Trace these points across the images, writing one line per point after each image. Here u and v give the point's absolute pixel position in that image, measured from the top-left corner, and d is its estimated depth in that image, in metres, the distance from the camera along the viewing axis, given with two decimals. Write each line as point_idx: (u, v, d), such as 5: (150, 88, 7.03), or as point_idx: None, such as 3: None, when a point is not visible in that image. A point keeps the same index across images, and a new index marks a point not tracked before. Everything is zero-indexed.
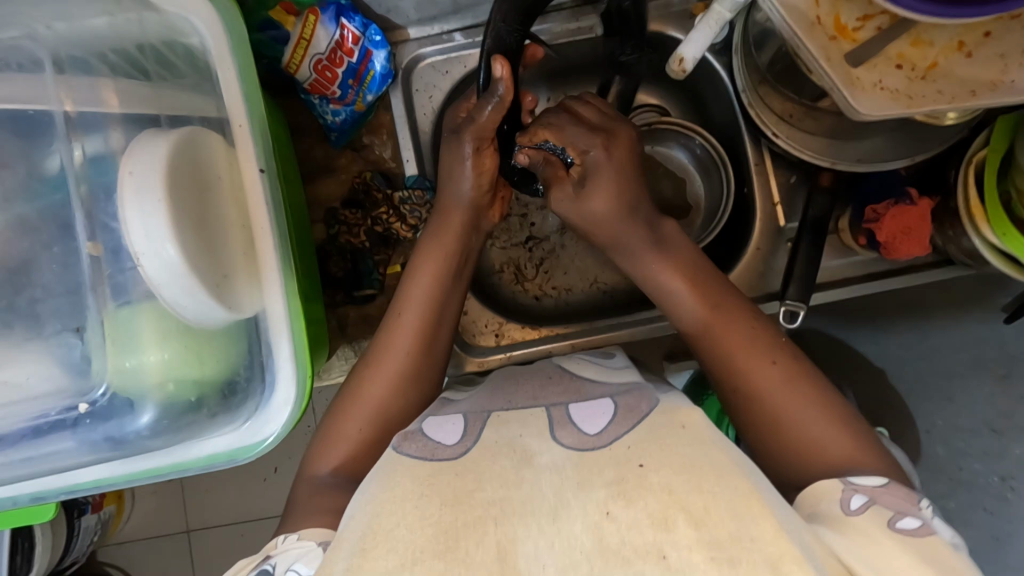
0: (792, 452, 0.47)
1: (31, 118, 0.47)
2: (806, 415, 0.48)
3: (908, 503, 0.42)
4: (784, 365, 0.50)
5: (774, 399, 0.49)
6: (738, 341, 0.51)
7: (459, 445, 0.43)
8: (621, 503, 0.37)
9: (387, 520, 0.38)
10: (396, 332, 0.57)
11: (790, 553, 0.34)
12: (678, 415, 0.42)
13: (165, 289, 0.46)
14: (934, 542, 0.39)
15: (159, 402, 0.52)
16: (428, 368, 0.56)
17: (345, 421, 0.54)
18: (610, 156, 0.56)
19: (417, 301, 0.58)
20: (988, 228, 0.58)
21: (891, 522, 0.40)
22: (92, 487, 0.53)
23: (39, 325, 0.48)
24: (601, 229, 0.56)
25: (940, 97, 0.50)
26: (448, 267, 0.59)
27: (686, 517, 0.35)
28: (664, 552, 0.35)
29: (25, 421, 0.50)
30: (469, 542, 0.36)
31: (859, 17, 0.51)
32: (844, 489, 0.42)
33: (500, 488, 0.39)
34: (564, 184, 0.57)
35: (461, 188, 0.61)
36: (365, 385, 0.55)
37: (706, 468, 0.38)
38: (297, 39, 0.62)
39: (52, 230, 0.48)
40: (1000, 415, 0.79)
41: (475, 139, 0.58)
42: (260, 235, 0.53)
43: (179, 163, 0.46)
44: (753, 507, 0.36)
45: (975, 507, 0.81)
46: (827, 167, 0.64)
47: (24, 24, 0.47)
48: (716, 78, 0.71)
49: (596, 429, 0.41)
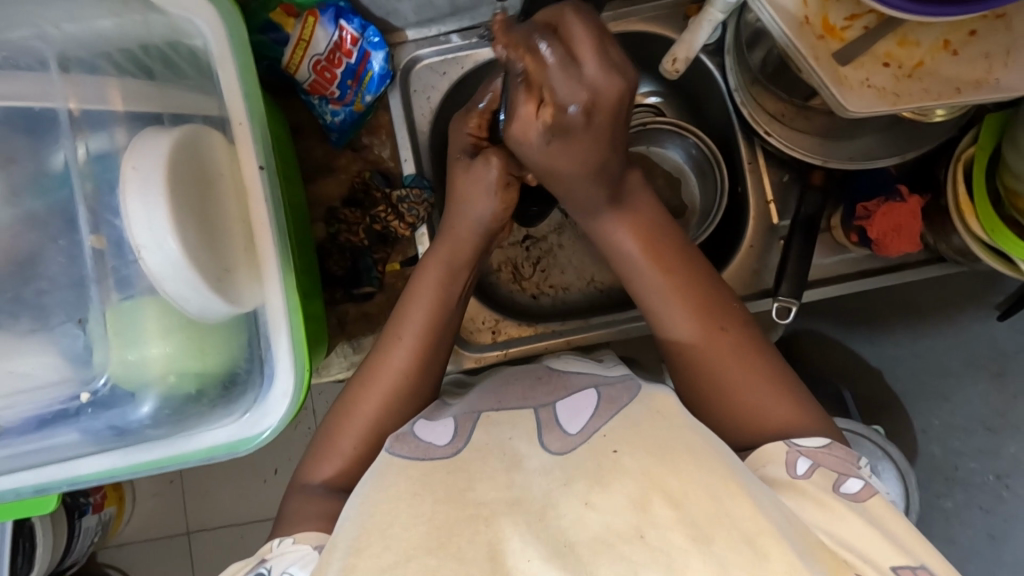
0: (731, 420, 0.51)
1: (37, 115, 0.48)
2: (747, 382, 0.51)
3: (848, 463, 0.46)
4: (728, 335, 0.52)
5: (717, 368, 0.51)
6: (689, 313, 0.53)
7: (450, 446, 0.44)
8: (599, 492, 0.39)
9: (382, 521, 0.39)
10: (394, 351, 0.55)
11: (766, 531, 0.37)
12: (653, 401, 0.44)
13: (167, 282, 0.47)
14: (874, 502, 0.43)
15: (159, 394, 0.53)
16: (422, 385, 0.55)
17: (340, 434, 0.54)
18: (590, 124, 0.44)
19: (421, 323, 0.56)
20: (978, 225, 0.59)
21: (834, 485, 0.44)
22: (93, 479, 0.54)
23: (46, 316, 0.49)
24: (557, 177, 0.50)
25: (926, 95, 0.51)
26: (454, 281, 0.58)
27: (664, 499, 0.38)
28: (643, 532, 0.37)
29: (30, 412, 0.51)
30: (461, 538, 0.38)
31: (847, 17, 0.52)
32: (789, 452, 0.46)
33: (491, 489, 0.40)
34: (529, 120, 0.45)
35: (479, 210, 0.58)
36: (358, 399, 0.54)
37: (680, 451, 0.40)
38: (297, 40, 0.64)
39: (58, 223, 0.49)
40: (996, 414, 0.79)
41: (504, 170, 0.56)
42: (261, 231, 0.54)
43: (181, 159, 0.47)
44: (731, 490, 0.38)
45: (970, 506, 0.80)
46: (819, 165, 0.65)
47: (33, 24, 0.48)
48: (709, 79, 0.72)
49: (578, 426, 0.43)
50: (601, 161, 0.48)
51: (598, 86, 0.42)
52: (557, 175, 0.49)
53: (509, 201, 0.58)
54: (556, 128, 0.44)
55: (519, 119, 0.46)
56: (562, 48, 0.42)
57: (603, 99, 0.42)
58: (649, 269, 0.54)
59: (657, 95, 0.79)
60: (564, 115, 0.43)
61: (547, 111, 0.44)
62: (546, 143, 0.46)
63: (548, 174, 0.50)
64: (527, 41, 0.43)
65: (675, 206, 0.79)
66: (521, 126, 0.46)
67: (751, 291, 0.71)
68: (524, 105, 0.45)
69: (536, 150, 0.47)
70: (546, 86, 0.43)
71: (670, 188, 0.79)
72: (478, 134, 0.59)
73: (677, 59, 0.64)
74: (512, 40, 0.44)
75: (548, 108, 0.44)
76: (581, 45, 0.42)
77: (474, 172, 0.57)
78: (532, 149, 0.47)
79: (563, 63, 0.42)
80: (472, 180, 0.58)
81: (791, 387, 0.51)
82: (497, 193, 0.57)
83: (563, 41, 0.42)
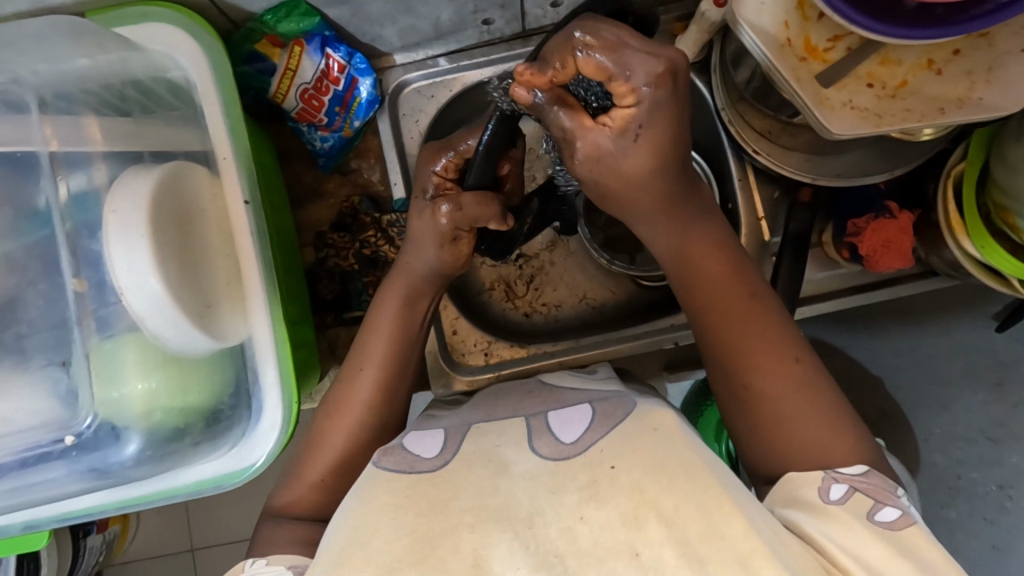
0: (782, 454, 0.47)
1: (19, 160, 0.48)
2: (805, 416, 0.47)
3: (887, 492, 0.43)
4: (791, 368, 0.48)
5: (775, 405, 0.48)
6: (755, 341, 0.49)
7: (437, 458, 0.44)
8: (593, 505, 0.38)
9: (365, 534, 0.39)
10: (355, 384, 0.55)
11: (759, 549, 0.36)
12: (652, 417, 0.43)
13: (149, 320, 0.47)
14: (911, 532, 0.41)
15: (143, 431, 0.53)
16: (389, 414, 0.56)
17: (307, 464, 0.54)
18: (672, 92, 0.42)
19: (377, 357, 0.56)
20: (967, 241, 0.59)
21: (868, 514, 0.41)
22: (84, 514, 0.56)
23: (26, 359, 0.49)
24: (626, 188, 0.46)
25: (909, 116, 0.51)
26: (413, 311, 0.57)
27: (657, 516, 0.37)
28: (637, 550, 0.36)
29: (14, 454, 0.50)
30: (444, 551, 0.38)
31: (829, 37, 0.52)
32: (824, 478, 0.44)
33: (476, 493, 0.40)
34: (597, 131, 0.44)
35: (425, 257, 0.55)
36: (325, 433, 0.55)
37: (675, 467, 0.39)
38: (283, 69, 0.64)
39: (37, 267, 0.49)
40: (995, 423, 0.77)
41: (460, 228, 0.53)
42: (246, 264, 0.55)
43: (163, 199, 0.48)
44: (722, 508, 0.37)
45: (974, 516, 0.77)
46: (808, 183, 0.65)
47: (9, 70, 0.48)
48: (698, 95, 0.71)
49: (573, 436, 0.42)
50: (675, 156, 0.45)
51: (665, 55, 0.41)
52: (630, 188, 0.46)
53: (459, 254, 0.55)
54: (642, 117, 0.42)
55: (585, 141, 0.44)
56: (603, 40, 0.41)
57: (677, 63, 0.42)
58: (710, 288, 0.51)
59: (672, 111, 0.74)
60: (640, 99, 0.41)
61: (624, 109, 0.42)
62: (631, 144, 0.43)
63: (627, 196, 0.47)
64: (566, 51, 0.41)
65: None
66: (592, 144, 0.44)
67: None
68: (582, 123, 0.44)
69: (613, 154, 0.44)
70: (611, 79, 0.41)
71: None
72: (446, 174, 0.55)
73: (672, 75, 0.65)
74: (549, 74, 0.43)
75: (623, 100, 0.42)
76: (617, 35, 0.41)
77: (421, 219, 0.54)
78: (615, 160, 0.44)
79: (613, 49, 0.41)
80: (422, 227, 0.54)
81: (848, 420, 0.48)
82: (447, 246, 0.54)
83: (598, 37, 0.41)
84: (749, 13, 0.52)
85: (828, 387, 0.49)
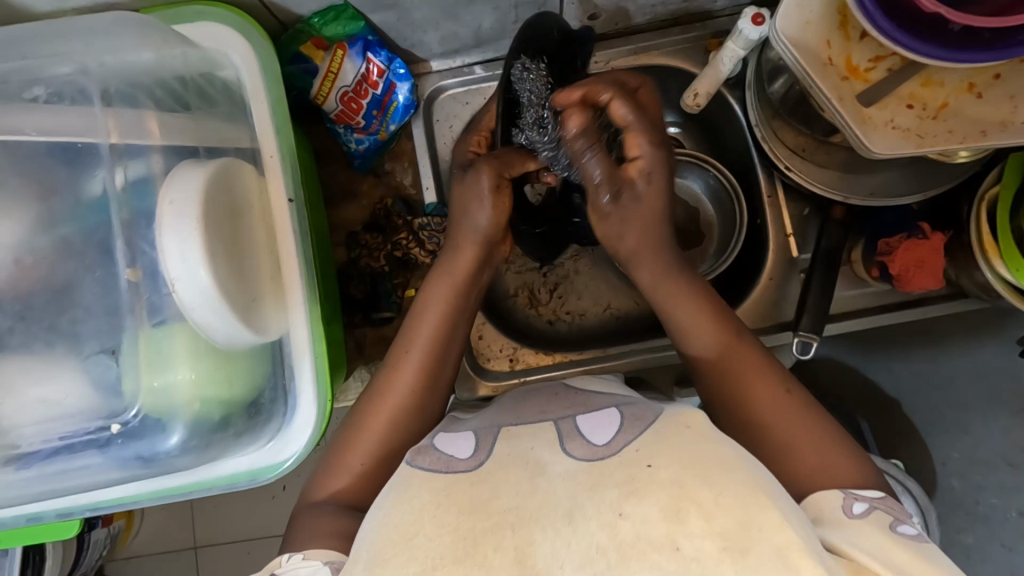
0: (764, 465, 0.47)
1: (78, 150, 0.49)
2: (807, 440, 0.46)
3: (903, 513, 0.43)
4: (773, 392, 0.48)
5: (775, 430, 0.47)
6: (740, 354, 0.49)
7: (473, 459, 0.43)
8: (634, 502, 0.38)
9: (408, 531, 0.39)
10: (400, 368, 0.54)
11: (797, 544, 0.36)
12: (682, 417, 0.43)
13: (197, 313, 0.48)
14: (931, 548, 0.40)
15: (187, 422, 0.54)
16: (431, 402, 0.55)
17: (347, 453, 0.53)
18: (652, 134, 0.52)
19: (425, 338, 0.55)
20: (1001, 263, 0.59)
21: (891, 526, 0.41)
22: (114, 504, 0.57)
23: (79, 344, 0.50)
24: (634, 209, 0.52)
25: (952, 137, 0.52)
26: (462, 298, 0.56)
27: (699, 512, 0.37)
28: (678, 542, 0.36)
29: (57, 438, 0.51)
30: (488, 548, 0.37)
31: (871, 58, 0.53)
32: (845, 496, 0.43)
33: (514, 496, 0.39)
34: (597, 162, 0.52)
35: (475, 220, 0.55)
36: (365, 419, 0.53)
37: (714, 463, 0.39)
38: (325, 72, 0.65)
39: (93, 254, 0.50)
40: (1017, 449, 0.73)
41: (494, 175, 0.55)
42: (286, 261, 0.56)
43: (214, 193, 0.49)
44: (759, 501, 0.37)
45: (990, 541, 0.74)
46: (840, 201, 0.65)
47: (77, 60, 0.50)
48: (731, 111, 0.72)
49: (605, 438, 0.42)
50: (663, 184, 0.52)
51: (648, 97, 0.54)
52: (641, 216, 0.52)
53: (503, 206, 0.56)
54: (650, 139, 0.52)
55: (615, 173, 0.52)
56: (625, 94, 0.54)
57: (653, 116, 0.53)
58: (713, 340, 0.50)
59: (740, 131, 0.72)
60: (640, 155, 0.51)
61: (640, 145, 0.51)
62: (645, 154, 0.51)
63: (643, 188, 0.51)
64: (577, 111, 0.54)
65: (692, 231, 0.77)
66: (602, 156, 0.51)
67: (769, 323, 0.71)
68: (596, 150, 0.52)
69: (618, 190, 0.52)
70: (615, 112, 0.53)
71: (686, 215, 0.77)
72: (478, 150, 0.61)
73: (701, 93, 0.67)
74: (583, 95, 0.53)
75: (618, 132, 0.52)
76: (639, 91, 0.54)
77: (467, 183, 0.56)
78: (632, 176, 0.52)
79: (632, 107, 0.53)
80: (465, 191, 0.56)
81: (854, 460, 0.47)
82: (489, 200, 0.55)
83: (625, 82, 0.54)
84: (793, 31, 0.53)
85: (835, 429, 0.48)
